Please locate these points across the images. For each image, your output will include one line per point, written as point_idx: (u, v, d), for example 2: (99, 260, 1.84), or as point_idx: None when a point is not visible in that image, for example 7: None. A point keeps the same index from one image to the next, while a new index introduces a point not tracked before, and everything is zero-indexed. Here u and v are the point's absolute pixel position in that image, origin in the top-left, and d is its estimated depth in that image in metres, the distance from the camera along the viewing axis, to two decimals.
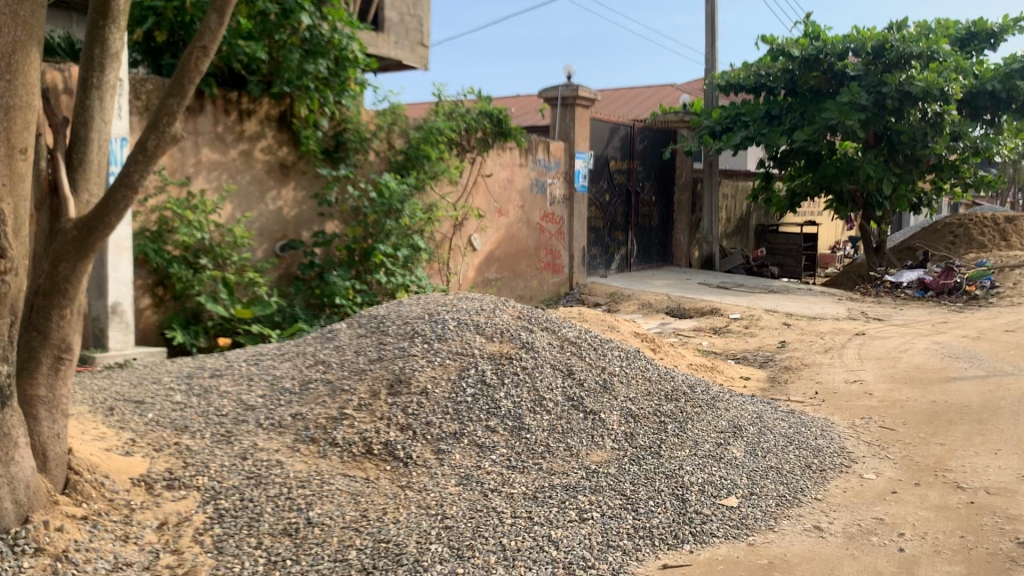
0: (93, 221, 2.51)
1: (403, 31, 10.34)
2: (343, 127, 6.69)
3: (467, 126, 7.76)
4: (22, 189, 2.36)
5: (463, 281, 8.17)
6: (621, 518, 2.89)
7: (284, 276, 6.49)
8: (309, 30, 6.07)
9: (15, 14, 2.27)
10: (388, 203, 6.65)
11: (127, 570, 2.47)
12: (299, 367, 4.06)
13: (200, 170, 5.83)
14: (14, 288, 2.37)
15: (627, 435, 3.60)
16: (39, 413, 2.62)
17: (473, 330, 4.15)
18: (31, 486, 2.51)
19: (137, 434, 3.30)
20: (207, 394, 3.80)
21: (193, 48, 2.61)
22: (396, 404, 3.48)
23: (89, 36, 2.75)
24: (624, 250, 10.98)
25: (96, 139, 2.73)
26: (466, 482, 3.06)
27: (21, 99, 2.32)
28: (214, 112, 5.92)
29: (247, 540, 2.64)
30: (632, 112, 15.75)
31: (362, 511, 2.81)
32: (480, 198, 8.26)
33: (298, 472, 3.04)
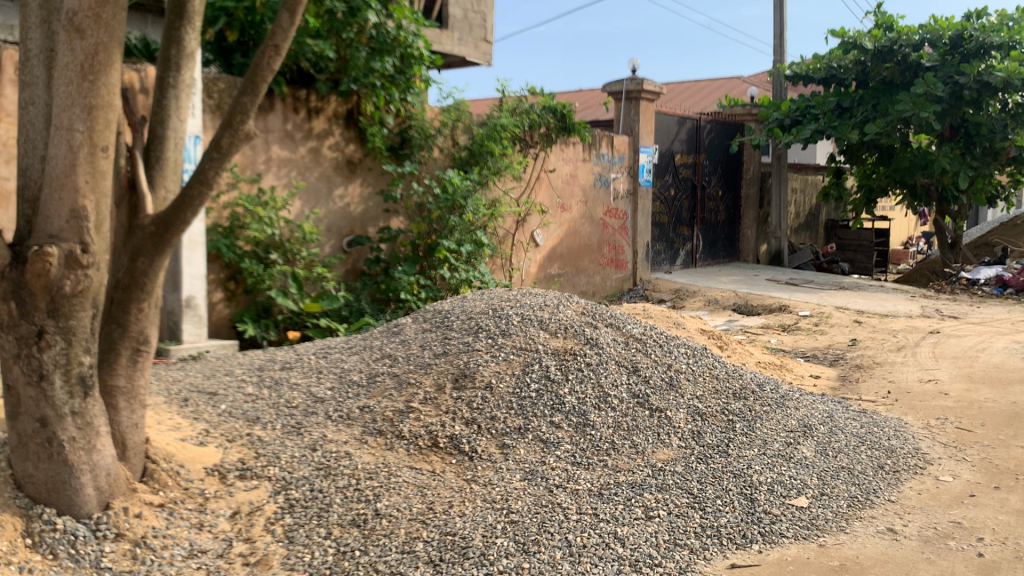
0: (170, 217, 2.58)
1: (467, 27, 10.38)
2: (408, 124, 6.75)
3: (531, 122, 7.75)
4: (103, 186, 2.44)
5: (526, 276, 8.18)
6: (688, 516, 2.86)
7: (350, 271, 6.60)
8: (375, 28, 6.14)
9: (96, 16, 2.34)
10: (452, 199, 6.70)
11: (202, 556, 2.55)
12: (366, 361, 4.12)
13: (270, 167, 5.96)
14: (96, 281, 2.46)
15: (694, 433, 3.56)
16: (119, 403, 2.72)
17: (536, 325, 4.14)
18: (112, 474, 2.62)
19: (211, 425, 3.39)
20: (278, 386, 3.88)
21: (265, 47, 2.66)
22: (461, 398, 3.51)
23: (166, 37, 2.82)
24: (689, 246, 10.87)
25: (172, 137, 2.82)
26: (531, 477, 3.06)
27: (103, 98, 2.40)
28: (284, 111, 6.03)
29: (317, 530, 2.69)
30: (699, 105, 15.54)
31: (428, 503, 2.84)
32: (543, 194, 8.26)
33: (367, 464, 3.08)
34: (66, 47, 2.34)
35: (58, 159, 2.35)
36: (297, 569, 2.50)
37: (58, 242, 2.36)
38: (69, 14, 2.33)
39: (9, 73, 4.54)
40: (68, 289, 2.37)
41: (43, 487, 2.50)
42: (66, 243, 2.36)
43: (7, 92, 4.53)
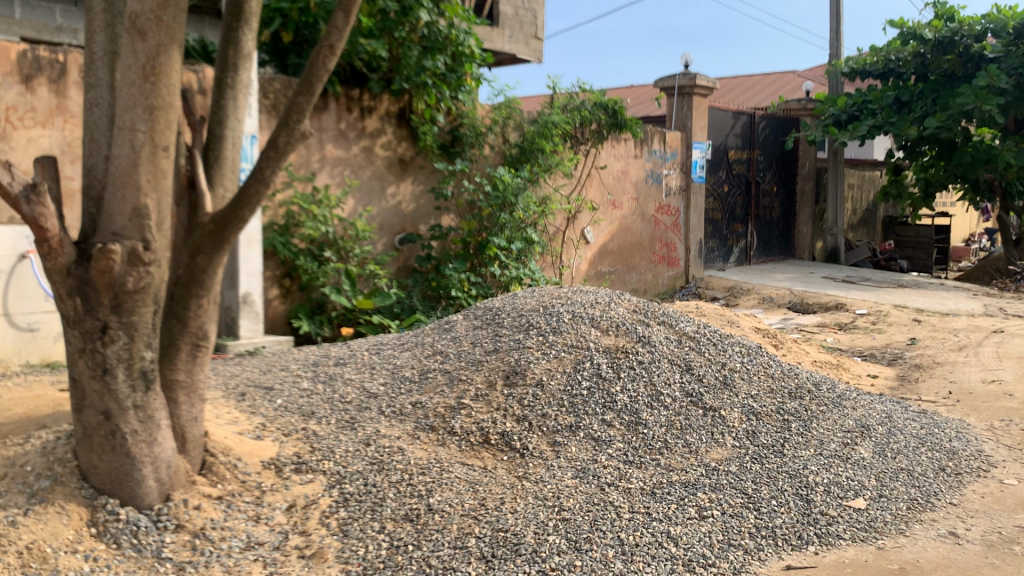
0: (229, 215, 2.63)
1: (517, 25, 10.38)
2: (459, 122, 6.78)
3: (582, 119, 7.72)
4: (164, 186, 2.49)
5: (576, 274, 8.16)
6: (743, 516, 2.83)
7: (402, 268, 6.65)
8: (427, 26, 6.17)
9: (158, 19, 2.40)
10: (502, 196, 6.71)
11: (259, 549, 2.60)
12: (418, 357, 4.15)
13: (324, 166, 6.04)
14: (158, 278, 2.51)
15: (749, 433, 3.51)
16: (179, 397, 2.78)
17: (588, 322, 4.11)
18: (172, 467, 2.69)
19: (268, 419, 3.44)
20: (332, 381, 3.94)
21: (320, 47, 2.70)
22: (512, 395, 3.50)
23: (224, 38, 2.88)
24: (743, 243, 10.73)
25: (230, 137, 2.87)
26: (583, 475, 3.05)
27: (164, 99, 2.45)
28: (338, 110, 6.10)
29: (371, 524, 2.72)
30: (752, 100, 15.33)
31: (480, 499, 2.84)
32: (594, 191, 8.23)
33: (419, 459, 3.10)
34: (129, 50, 2.40)
35: (121, 158, 2.41)
36: (352, 562, 2.53)
37: (121, 239, 2.42)
38: (132, 17, 2.39)
39: (74, 76, 4.67)
40: (130, 285, 2.43)
41: (107, 477, 2.59)
42: (129, 241, 2.41)
43: (73, 95, 4.66)
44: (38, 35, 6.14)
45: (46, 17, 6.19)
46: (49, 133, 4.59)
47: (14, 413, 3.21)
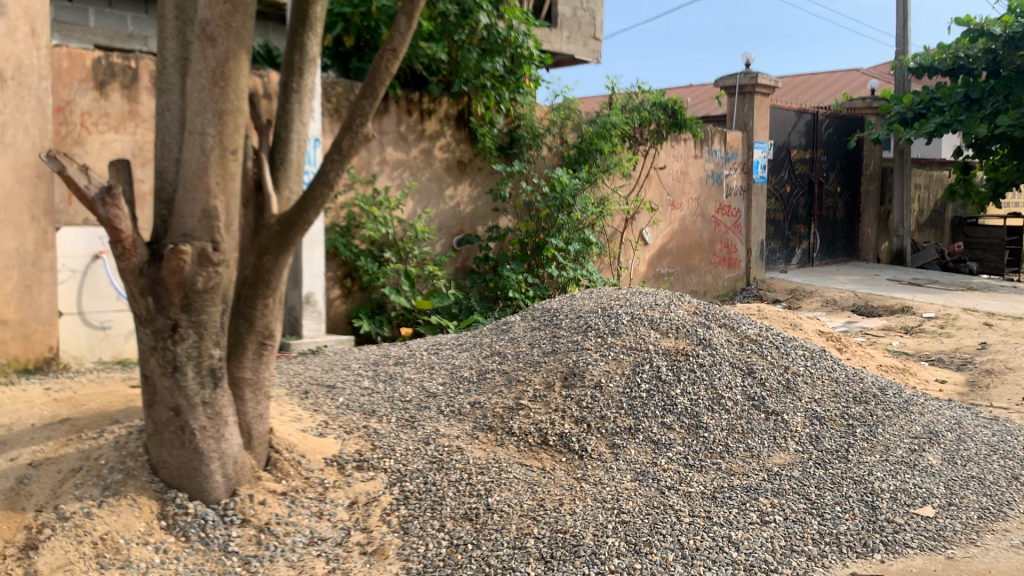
0: (294, 216, 2.68)
1: (576, 26, 10.36)
2: (517, 123, 6.80)
3: (642, 119, 7.66)
4: (232, 187, 2.55)
5: (635, 275, 8.12)
6: (806, 522, 2.78)
7: (460, 269, 6.70)
8: (486, 29, 6.18)
9: (227, 25, 2.46)
10: (560, 197, 6.70)
11: (322, 544, 2.64)
12: (476, 357, 4.18)
13: (385, 168, 6.11)
14: (226, 279, 2.57)
15: (812, 437, 3.45)
16: (245, 395, 2.85)
17: (647, 324, 4.08)
18: (239, 462, 2.75)
19: (330, 417, 3.50)
20: (392, 380, 3.98)
21: (384, 51, 2.73)
22: (570, 397, 3.49)
23: (290, 43, 2.94)
24: (806, 244, 10.56)
25: (295, 140, 2.93)
26: (642, 478, 3.04)
27: (233, 103, 2.51)
28: (398, 113, 6.17)
29: (430, 522, 2.74)
30: (815, 99, 15.05)
31: (539, 500, 2.85)
32: (653, 192, 8.18)
33: (478, 459, 3.12)
34: (200, 55, 2.46)
35: (192, 161, 2.48)
36: (412, 560, 2.56)
37: (192, 240, 2.48)
38: (203, 24, 2.46)
39: (145, 81, 4.81)
40: (200, 285, 2.49)
41: (176, 472, 2.66)
42: (198, 242, 2.48)
43: (143, 100, 4.80)
44: (111, 43, 6.33)
45: (118, 25, 6.38)
46: (121, 136, 4.73)
47: (89, 408, 3.33)
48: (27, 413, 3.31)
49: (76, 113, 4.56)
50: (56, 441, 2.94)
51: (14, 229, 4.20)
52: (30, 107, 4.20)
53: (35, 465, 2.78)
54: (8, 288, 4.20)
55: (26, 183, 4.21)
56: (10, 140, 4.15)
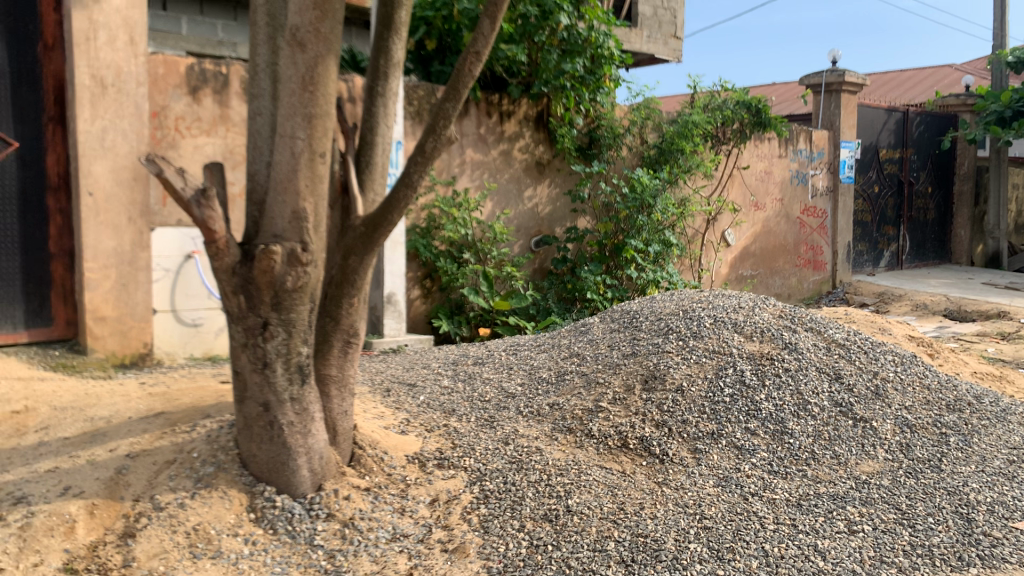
0: (378, 218, 2.73)
1: (656, 25, 10.27)
2: (597, 124, 6.78)
3: (724, 118, 7.53)
4: (320, 190, 2.61)
5: (717, 277, 7.99)
6: (896, 533, 2.70)
7: (538, 270, 6.72)
8: (567, 30, 6.14)
9: (316, 31, 2.52)
10: (640, 198, 6.64)
11: (404, 540, 2.68)
12: (554, 359, 4.17)
13: (464, 170, 6.17)
14: (314, 278, 2.63)
15: (903, 446, 3.35)
16: (331, 391, 2.92)
17: (730, 328, 4.01)
18: (324, 458, 2.82)
19: (411, 415, 3.55)
20: (471, 380, 4.01)
21: (467, 53, 2.75)
22: (651, 400, 3.46)
23: (375, 48, 3.00)
24: (895, 246, 10.24)
25: (380, 143, 2.99)
26: (725, 484, 2.99)
27: (321, 107, 2.57)
28: (478, 115, 6.21)
29: (511, 522, 2.75)
30: (905, 96, 14.57)
31: (619, 503, 2.83)
32: (736, 192, 8.04)
33: (558, 460, 3.11)
34: (290, 61, 2.53)
35: (283, 164, 2.55)
36: (493, 559, 2.58)
37: (282, 241, 2.55)
38: (293, 30, 2.52)
39: (235, 87, 4.96)
40: (290, 284, 2.55)
41: (265, 466, 2.74)
42: (288, 242, 2.55)
43: (234, 105, 4.96)
44: (202, 49, 6.54)
45: (209, 32, 6.59)
46: (212, 140, 4.90)
47: (183, 402, 3.45)
48: (124, 405, 3.45)
49: (170, 117, 4.73)
50: (152, 434, 3.06)
51: (113, 230, 4.38)
52: (128, 113, 4.37)
53: (132, 456, 2.90)
54: (107, 286, 4.38)
55: (124, 185, 4.39)
56: (110, 143, 4.33)
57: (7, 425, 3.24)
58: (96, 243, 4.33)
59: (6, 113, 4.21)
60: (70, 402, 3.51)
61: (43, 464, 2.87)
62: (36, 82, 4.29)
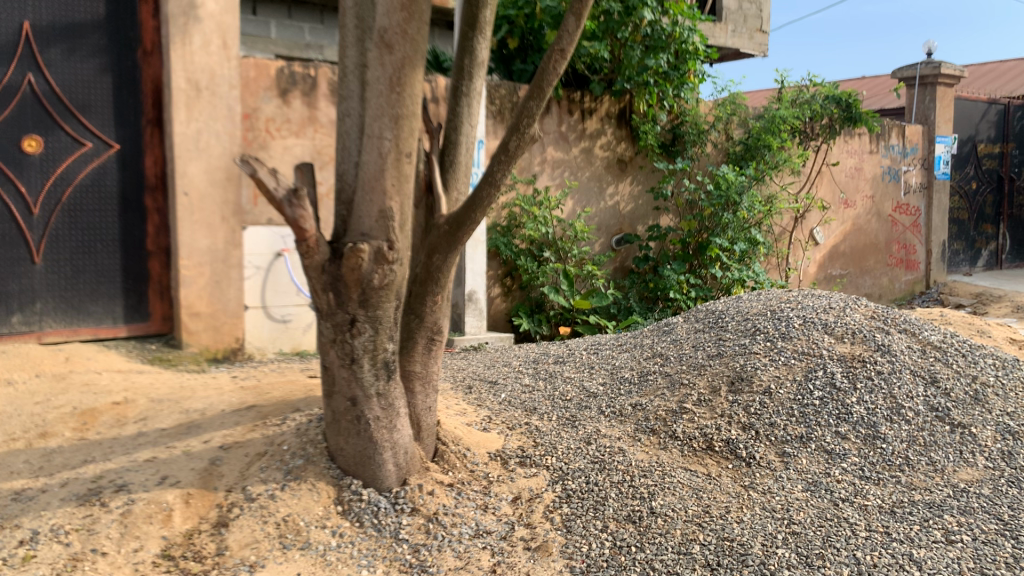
0: (462, 216, 2.74)
1: (741, 19, 10.06)
2: (681, 120, 6.70)
3: (813, 113, 7.32)
4: (407, 189, 2.65)
5: (804, 277, 7.80)
6: (998, 544, 2.58)
7: (619, 269, 6.68)
8: (650, 25, 6.09)
9: (403, 33, 2.55)
10: (726, 195, 6.52)
11: (487, 537, 2.69)
12: (637, 359, 4.13)
13: (545, 168, 6.17)
14: (399, 276, 2.66)
15: (1005, 454, 3.20)
16: (415, 387, 2.97)
17: (820, 328, 3.91)
18: (409, 453, 2.87)
19: (493, 413, 3.58)
20: (552, 378, 4.01)
21: (552, 51, 2.75)
22: (737, 402, 3.40)
23: (460, 48, 3.01)
24: (994, 245, 9.86)
25: (464, 142, 3.01)
26: (814, 489, 2.91)
27: (408, 108, 2.60)
28: (559, 113, 6.19)
29: (593, 522, 2.74)
30: (1005, 87, 13.97)
31: (705, 507, 2.79)
32: (825, 189, 7.83)
33: (641, 461, 3.08)
34: (378, 62, 2.57)
35: (370, 164, 2.59)
36: (575, 558, 2.57)
37: (369, 239, 2.59)
38: (381, 32, 2.56)
39: (323, 88, 5.07)
40: (376, 282, 2.59)
41: (351, 460, 2.80)
42: (375, 241, 2.58)
43: (322, 106, 5.07)
44: (290, 52, 6.71)
45: (296, 36, 6.75)
46: (301, 141, 5.02)
47: (273, 396, 3.55)
48: (217, 399, 3.57)
49: (261, 119, 4.86)
50: (244, 426, 3.16)
51: (206, 228, 4.53)
52: (222, 115, 4.51)
53: (225, 448, 2.99)
54: (201, 283, 4.53)
55: (217, 185, 4.53)
56: (204, 144, 4.47)
57: (108, 416, 3.39)
58: (191, 242, 4.49)
59: (108, 116, 4.41)
60: (166, 395, 3.64)
61: (142, 454, 2.99)
62: (136, 86, 4.47)
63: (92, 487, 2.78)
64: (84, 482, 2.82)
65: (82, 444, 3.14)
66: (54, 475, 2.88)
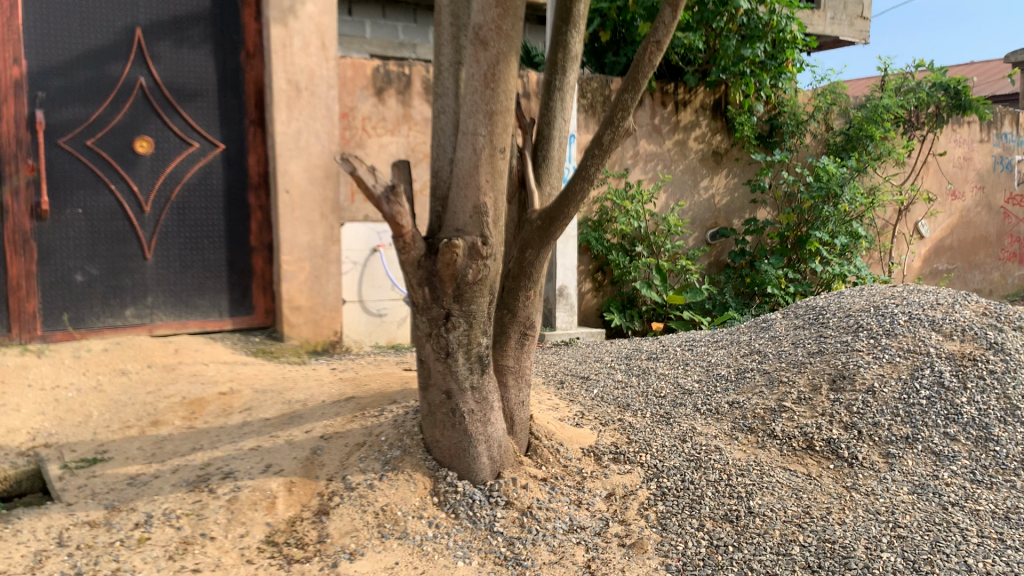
0: (555, 211, 2.74)
1: (841, 6, 9.71)
2: (779, 111, 6.54)
3: (919, 101, 7.02)
4: (500, 185, 2.66)
5: (909, 271, 7.52)
6: None
7: (714, 263, 6.58)
8: (746, 15, 5.98)
9: (499, 28, 2.55)
10: (826, 187, 6.34)
11: (581, 532, 2.69)
12: (734, 356, 4.06)
13: (638, 161, 6.11)
14: (494, 271, 2.68)
15: None
16: (509, 381, 2.99)
17: (928, 326, 3.76)
18: (502, 446, 2.90)
19: (586, 408, 3.57)
20: (645, 374, 3.97)
21: (647, 43, 2.71)
22: (839, 401, 3.31)
23: (554, 41, 2.99)
24: None
25: (557, 137, 3.02)
26: (921, 491, 2.80)
27: (503, 104, 2.61)
28: (652, 105, 6.12)
29: (689, 521, 2.71)
30: None
31: (805, 507, 2.72)
32: (931, 180, 7.51)
33: (738, 460, 3.02)
34: (473, 59, 2.58)
35: (465, 161, 2.62)
36: (671, 556, 2.55)
37: (464, 235, 2.61)
38: (476, 28, 2.56)
39: (417, 86, 5.14)
40: (471, 277, 2.61)
41: (447, 452, 2.84)
42: (470, 236, 2.60)
43: (416, 104, 5.15)
44: (384, 51, 6.83)
45: (390, 35, 6.86)
46: (396, 139, 5.11)
47: (371, 388, 3.63)
48: (318, 390, 3.67)
49: (358, 118, 4.97)
50: (344, 417, 3.24)
51: (306, 225, 4.66)
52: (320, 114, 4.63)
53: (326, 438, 3.08)
54: (301, 278, 4.68)
55: (316, 183, 4.66)
56: (304, 143, 4.60)
57: (215, 405, 3.53)
58: (292, 238, 4.63)
59: (213, 117, 4.57)
60: (269, 385, 3.77)
61: (247, 442, 3.11)
62: (239, 88, 4.63)
63: (201, 474, 2.91)
64: (194, 469, 2.95)
65: (191, 432, 3.27)
66: (166, 461, 3.02)
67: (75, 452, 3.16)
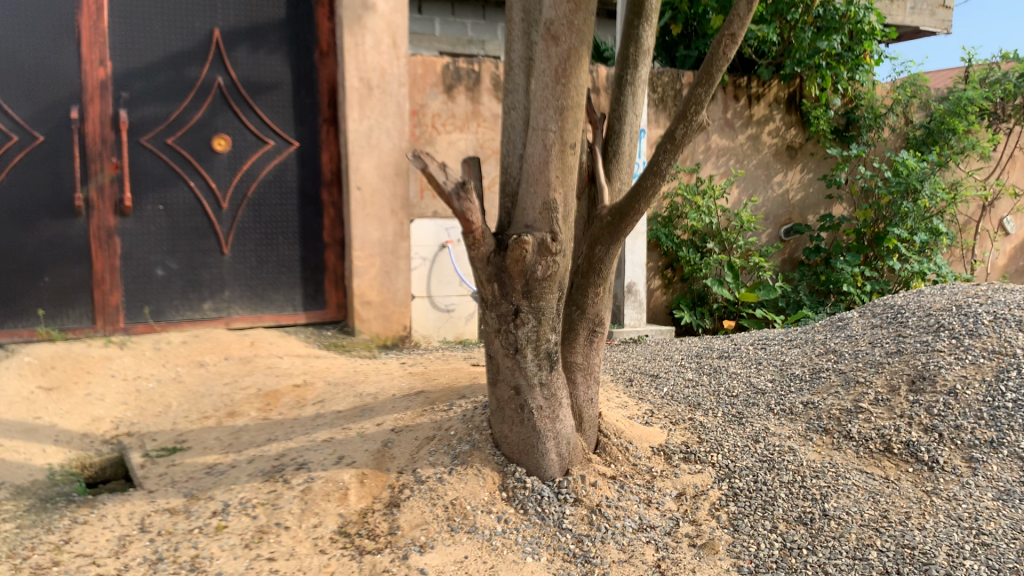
0: (625, 207, 2.72)
1: None
2: (855, 104, 6.38)
3: (1005, 93, 6.75)
4: (570, 181, 2.65)
5: (993, 269, 7.27)
6: None
7: (787, 260, 6.45)
8: (823, 6, 5.91)
9: (570, 23, 2.53)
10: (905, 181, 6.15)
11: (651, 531, 2.66)
12: (808, 355, 3.97)
13: (709, 156, 6.03)
14: (563, 267, 2.68)
15: None
16: (577, 378, 2.99)
17: (1014, 326, 3.61)
18: (571, 443, 2.89)
19: (655, 406, 3.54)
20: (717, 373, 3.91)
21: (722, 35, 2.65)
22: (918, 403, 3.22)
23: (625, 36, 2.97)
24: None
25: (628, 131, 2.99)
26: (1007, 497, 2.70)
27: (574, 99, 2.59)
28: (725, 99, 6.03)
29: (762, 522, 2.66)
30: None
31: (882, 511, 2.65)
32: (1017, 174, 7.23)
33: (813, 461, 2.96)
34: (545, 55, 2.56)
35: (535, 157, 2.61)
36: (743, 558, 2.52)
37: (533, 231, 2.61)
38: (548, 23, 2.55)
39: (487, 83, 5.16)
40: (540, 273, 2.61)
41: (516, 447, 2.85)
42: (539, 233, 2.60)
43: (485, 101, 5.16)
44: (453, 48, 6.87)
45: (460, 31, 6.90)
46: (466, 135, 5.14)
47: (440, 382, 3.66)
48: (389, 383, 3.72)
49: (428, 115, 5.01)
50: (414, 411, 3.28)
51: (377, 221, 4.72)
52: (391, 112, 4.69)
53: (397, 431, 3.12)
54: (372, 273, 4.74)
55: (387, 180, 4.71)
56: (375, 141, 4.66)
57: (289, 397, 3.61)
58: (363, 234, 4.70)
59: (288, 115, 4.67)
60: (342, 378, 3.84)
61: (320, 434, 3.17)
62: (313, 86, 4.71)
63: (276, 464, 2.97)
64: (269, 459, 3.02)
65: (267, 423, 3.35)
66: (243, 452, 3.10)
67: (155, 441, 3.26)
